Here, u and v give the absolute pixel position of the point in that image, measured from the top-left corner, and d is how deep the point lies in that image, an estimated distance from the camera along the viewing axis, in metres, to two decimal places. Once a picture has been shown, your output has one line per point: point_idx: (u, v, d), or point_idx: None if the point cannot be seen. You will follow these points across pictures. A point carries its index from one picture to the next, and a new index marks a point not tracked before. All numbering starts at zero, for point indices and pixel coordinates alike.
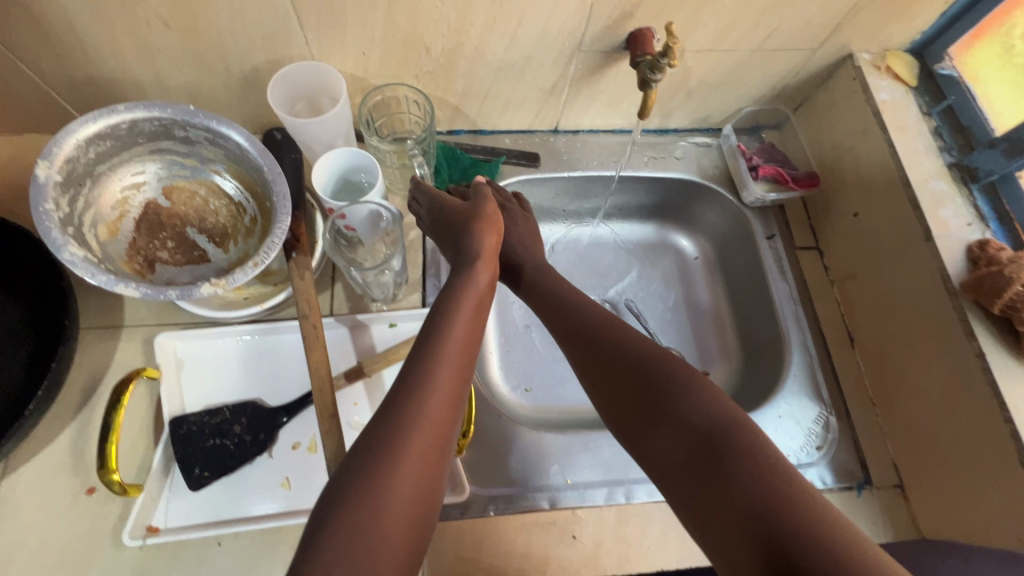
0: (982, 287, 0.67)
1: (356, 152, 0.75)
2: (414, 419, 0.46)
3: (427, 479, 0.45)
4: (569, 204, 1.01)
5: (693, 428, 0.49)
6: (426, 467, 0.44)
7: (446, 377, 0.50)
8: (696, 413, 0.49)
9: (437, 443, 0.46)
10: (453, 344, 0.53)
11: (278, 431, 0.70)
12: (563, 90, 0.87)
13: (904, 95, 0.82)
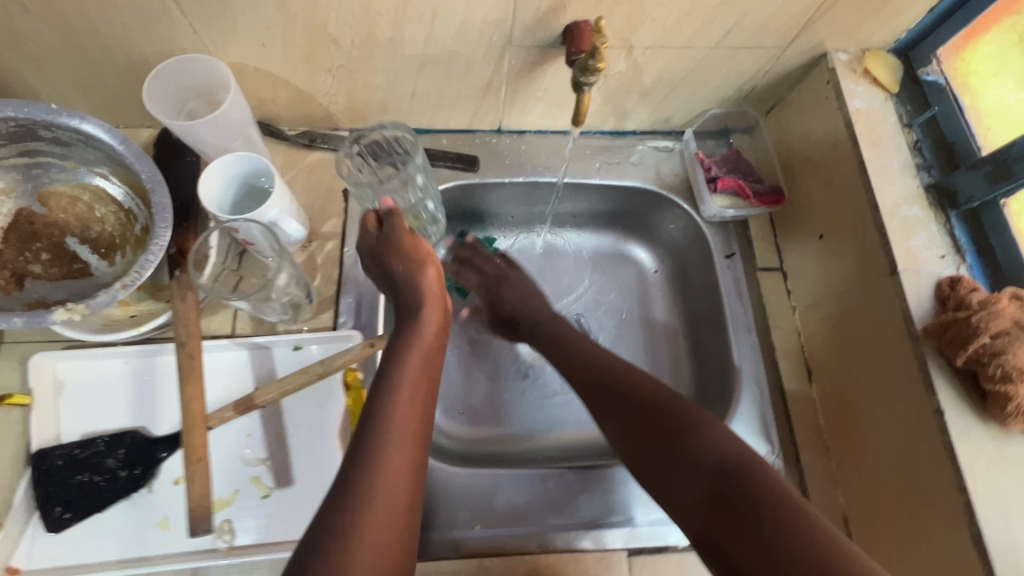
0: (947, 334, 0.58)
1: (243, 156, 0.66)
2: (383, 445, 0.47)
3: (402, 503, 0.45)
4: (516, 211, 0.93)
5: (712, 472, 0.51)
6: (398, 499, 0.45)
7: (409, 401, 0.51)
8: (712, 454, 0.52)
9: (406, 473, 0.46)
10: (414, 366, 0.54)
11: (161, 464, 0.65)
12: (500, 88, 0.77)
13: (882, 103, 0.72)
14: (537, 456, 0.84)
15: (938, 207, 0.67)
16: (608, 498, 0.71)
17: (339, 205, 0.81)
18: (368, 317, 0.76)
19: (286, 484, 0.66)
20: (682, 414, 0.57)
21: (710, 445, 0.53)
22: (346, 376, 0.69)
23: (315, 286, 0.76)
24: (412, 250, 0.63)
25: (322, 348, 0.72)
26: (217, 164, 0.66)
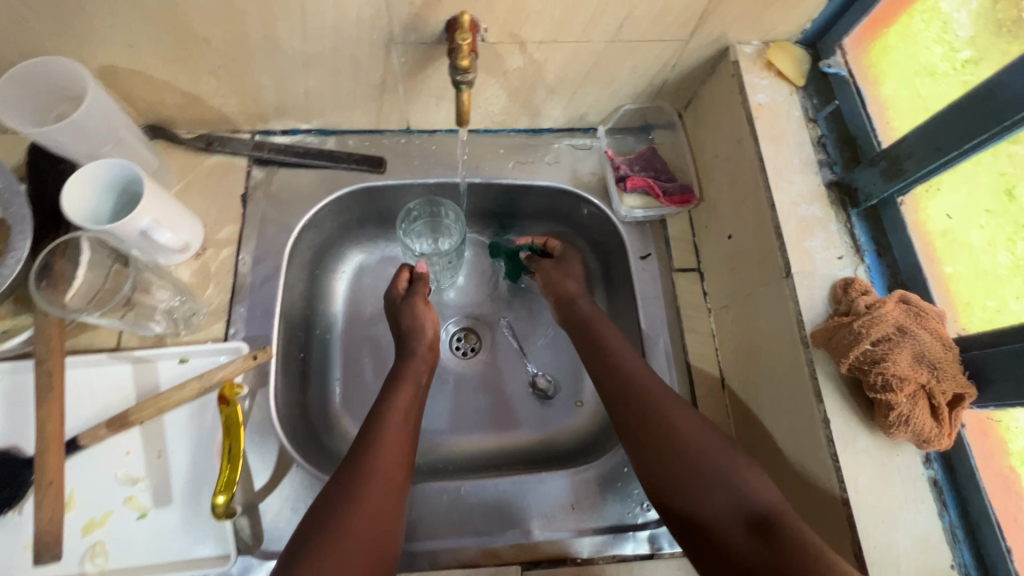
0: (833, 340, 0.55)
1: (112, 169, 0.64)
2: (370, 460, 0.59)
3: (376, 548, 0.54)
4: None
5: (751, 509, 0.54)
6: (380, 514, 0.56)
7: (394, 453, 0.61)
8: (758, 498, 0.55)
9: (391, 489, 0.58)
10: (396, 423, 0.64)
11: (29, 486, 0.62)
12: (397, 87, 0.74)
13: (787, 97, 0.69)
14: (451, 467, 0.79)
15: (838, 205, 0.64)
16: (504, 513, 0.68)
17: (236, 211, 0.78)
18: (261, 326, 0.73)
19: (164, 503, 0.64)
20: (713, 457, 0.58)
21: (757, 489, 0.56)
22: (222, 390, 0.64)
23: (207, 296, 0.73)
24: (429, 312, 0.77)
25: (210, 362, 0.69)
26: (80, 172, 0.62)
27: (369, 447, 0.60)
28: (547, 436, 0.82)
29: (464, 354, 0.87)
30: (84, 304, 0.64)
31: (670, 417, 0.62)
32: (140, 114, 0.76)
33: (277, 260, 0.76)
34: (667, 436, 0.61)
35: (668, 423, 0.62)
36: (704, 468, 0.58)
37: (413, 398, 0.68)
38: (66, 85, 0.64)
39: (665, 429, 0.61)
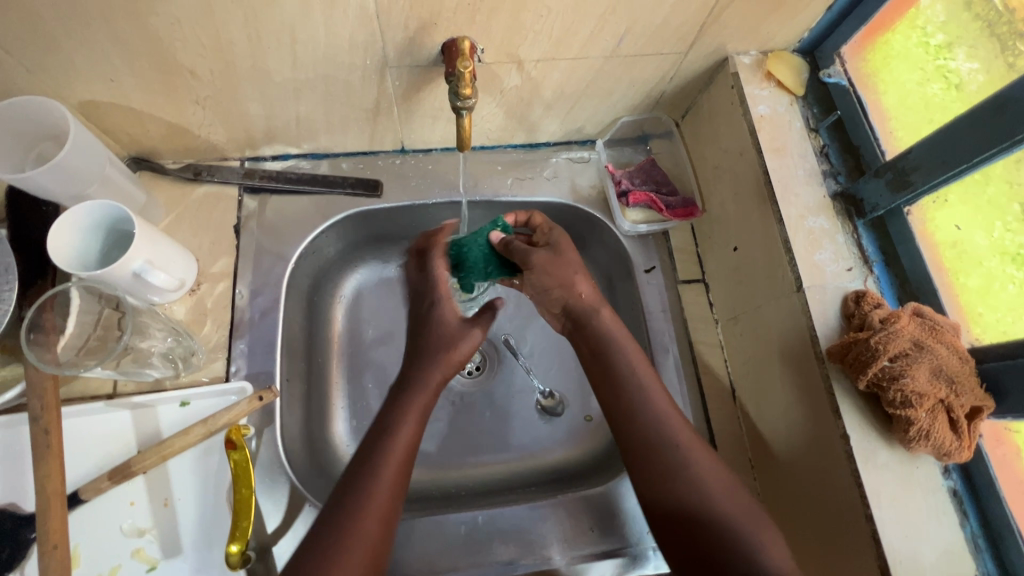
0: (848, 356, 0.55)
1: (98, 208, 0.61)
2: (377, 464, 0.57)
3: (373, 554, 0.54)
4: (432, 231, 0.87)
5: None
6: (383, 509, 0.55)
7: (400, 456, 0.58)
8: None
9: (390, 497, 0.56)
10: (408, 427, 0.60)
11: (31, 546, 0.59)
12: (391, 109, 0.72)
13: (787, 107, 0.69)
14: (467, 492, 0.78)
15: (844, 215, 0.64)
16: (524, 539, 0.67)
17: (229, 242, 0.75)
18: (263, 362, 0.71)
19: (173, 553, 0.62)
20: (733, 529, 0.55)
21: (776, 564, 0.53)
22: (229, 435, 0.62)
23: (205, 333, 0.71)
24: (450, 306, 0.67)
25: (213, 403, 0.67)
26: (60, 219, 0.59)
27: (376, 451, 0.58)
28: (560, 454, 0.82)
29: (469, 373, 0.85)
30: (76, 356, 0.61)
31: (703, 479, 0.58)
32: (123, 147, 0.73)
33: (275, 292, 0.74)
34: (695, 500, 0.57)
35: (699, 487, 0.57)
36: (726, 538, 0.55)
37: (427, 405, 0.63)
38: (45, 124, 0.61)
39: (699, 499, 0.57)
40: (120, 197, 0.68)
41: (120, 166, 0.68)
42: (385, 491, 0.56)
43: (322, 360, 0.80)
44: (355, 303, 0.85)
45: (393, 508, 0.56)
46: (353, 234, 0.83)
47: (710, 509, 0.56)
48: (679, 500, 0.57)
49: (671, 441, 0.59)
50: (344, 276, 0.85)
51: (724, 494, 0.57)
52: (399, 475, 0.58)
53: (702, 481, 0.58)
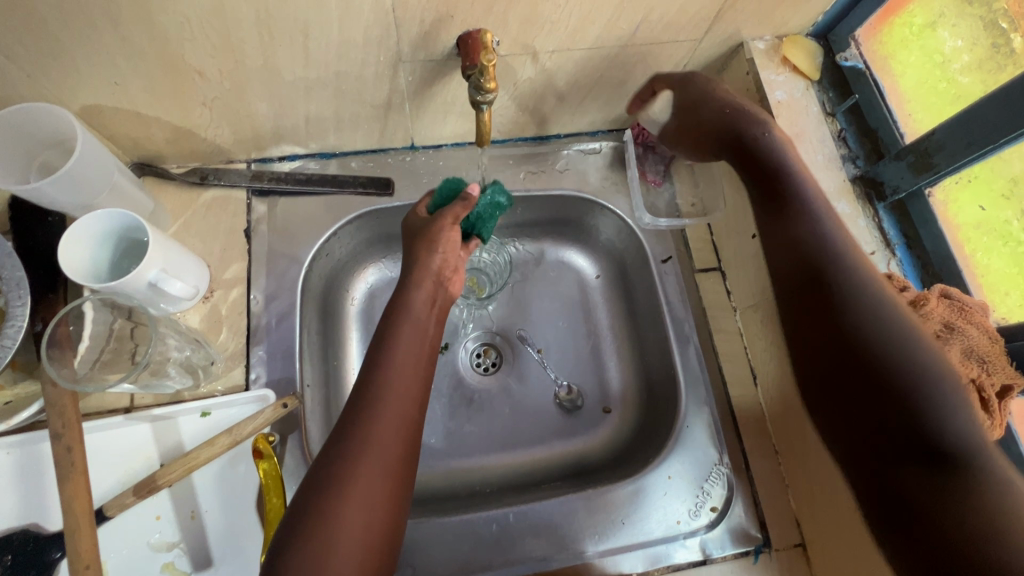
0: None
1: (121, 219, 0.59)
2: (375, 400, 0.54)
3: (387, 488, 0.51)
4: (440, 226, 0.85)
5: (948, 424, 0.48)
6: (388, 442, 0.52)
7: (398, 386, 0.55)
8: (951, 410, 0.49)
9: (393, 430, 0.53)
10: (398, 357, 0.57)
11: (57, 565, 0.58)
12: (403, 105, 0.71)
13: (803, 93, 0.69)
14: (493, 488, 0.77)
15: (864, 199, 0.65)
16: (556, 535, 0.68)
17: (241, 247, 0.74)
18: (283, 368, 0.69)
19: (204, 566, 0.61)
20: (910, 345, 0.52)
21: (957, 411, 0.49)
22: (255, 444, 0.63)
23: (221, 341, 0.69)
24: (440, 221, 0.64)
25: (235, 411, 0.66)
26: (70, 233, 0.57)
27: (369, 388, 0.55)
28: (582, 445, 0.81)
29: (486, 369, 0.85)
30: (91, 370, 0.59)
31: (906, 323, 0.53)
32: (126, 153, 0.71)
33: (291, 296, 0.72)
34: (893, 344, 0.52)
35: (902, 324, 0.53)
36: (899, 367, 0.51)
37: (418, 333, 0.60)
38: (50, 133, 0.60)
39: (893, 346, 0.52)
40: (128, 205, 0.66)
41: (128, 173, 0.66)
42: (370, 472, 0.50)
43: (338, 363, 0.79)
44: (367, 303, 0.84)
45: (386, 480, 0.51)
46: (365, 234, 0.82)
47: (904, 353, 0.51)
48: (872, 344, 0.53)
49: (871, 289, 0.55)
50: (356, 277, 0.84)
51: (925, 341, 0.52)
52: (389, 453, 0.52)
53: (895, 322, 0.53)
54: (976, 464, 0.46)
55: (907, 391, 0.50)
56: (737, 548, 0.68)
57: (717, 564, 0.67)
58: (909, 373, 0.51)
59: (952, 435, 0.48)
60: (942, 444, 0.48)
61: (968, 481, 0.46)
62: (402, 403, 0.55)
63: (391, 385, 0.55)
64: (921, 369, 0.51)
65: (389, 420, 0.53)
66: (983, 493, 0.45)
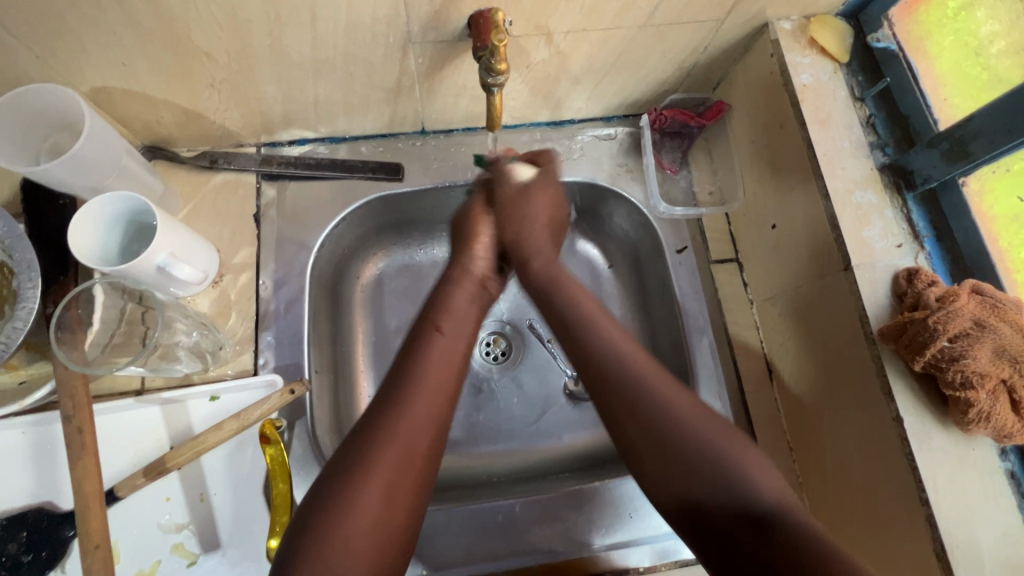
0: (904, 337, 0.53)
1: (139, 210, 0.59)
2: (403, 399, 0.52)
3: (398, 494, 0.47)
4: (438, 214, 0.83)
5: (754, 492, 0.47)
6: (410, 445, 0.49)
7: (425, 392, 0.53)
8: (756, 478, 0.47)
9: (417, 435, 0.50)
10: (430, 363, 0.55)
11: (70, 543, 0.59)
12: (413, 88, 0.69)
13: (831, 76, 0.65)
14: (499, 478, 0.77)
15: (893, 189, 0.61)
16: (562, 526, 0.67)
17: (250, 232, 0.73)
18: (291, 353, 0.69)
19: (212, 548, 0.61)
20: (650, 399, 0.52)
21: (759, 483, 0.47)
22: (263, 430, 0.62)
23: (230, 326, 0.69)
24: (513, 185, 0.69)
25: (243, 396, 0.66)
26: (82, 209, 0.57)
27: (399, 387, 0.53)
28: (589, 437, 0.80)
29: (495, 358, 0.84)
30: (102, 354, 0.59)
31: (665, 403, 0.51)
32: (136, 135, 0.70)
33: (299, 281, 0.72)
34: (651, 423, 0.51)
35: (661, 406, 0.51)
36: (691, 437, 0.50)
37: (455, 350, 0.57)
38: (59, 114, 0.59)
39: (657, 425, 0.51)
40: (137, 188, 0.66)
41: (137, 156, 0.66)
42: (384, 472, 0.47)
43: (346, 349, 0.79)
44: (376, 289, 0.83)
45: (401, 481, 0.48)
46: (374, 219, 0.80)
47: (676, 432, 0.50)
48: (634, 424, 0.51)
49: (628, 365, 0.54)
50: (365, 264, 0.83)
51: (682, 404, 0.51)
52: (410, 454, 0.49)
53: (650, 388, 0.52)
54: (784, 522, 0.44)
55: (684, 454, 0.49)
56: None
57: None
58: (693, 451, 0.49)
59: (758, 502, 0.46)
60: (759, 510, 0.46)
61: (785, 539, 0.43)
62: (431, 400, 0.52)
63: (423, 381, 0.53)
64: (708, 442, 0.49)
65: (414, 420, 0.51)
66: (798, 550, 0.42)
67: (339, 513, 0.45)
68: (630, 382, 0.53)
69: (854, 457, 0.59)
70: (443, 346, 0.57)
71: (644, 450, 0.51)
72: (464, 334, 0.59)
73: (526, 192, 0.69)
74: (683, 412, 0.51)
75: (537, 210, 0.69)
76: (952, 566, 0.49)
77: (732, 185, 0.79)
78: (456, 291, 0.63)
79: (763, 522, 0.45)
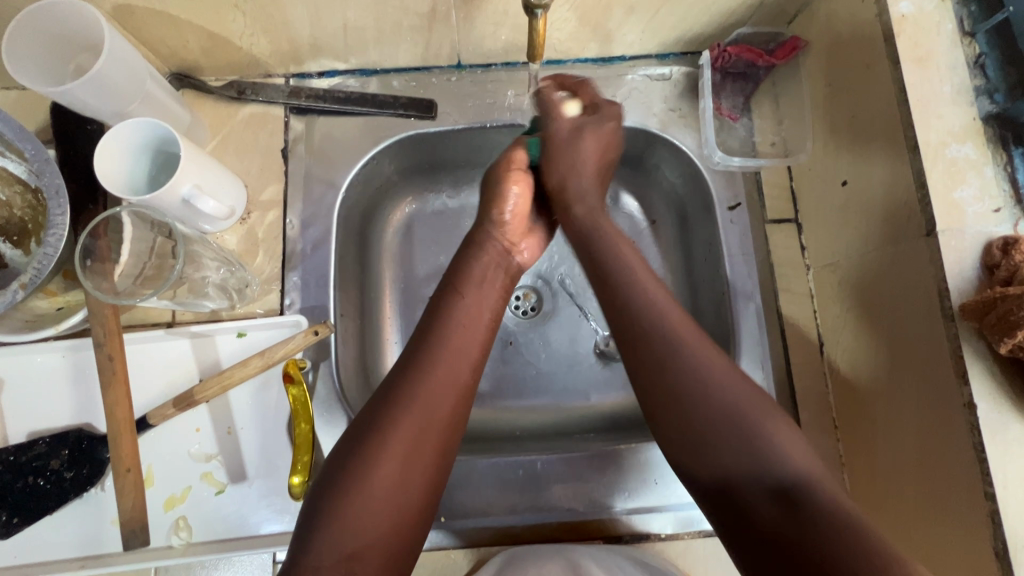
0: (990, 316, 0.46)
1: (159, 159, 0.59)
2: (422, 372, 0.51)
3: (413, 468, 0.48)
4: (463, 159, 0.79)
5: (777, 472, 0.47)
6: (431, 417, 0.49)
7: (443, 369, 0.52)
8: (780, 460, 0.47)
9: (438, 414, 0.50)
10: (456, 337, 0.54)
11: (106, 465, 0.61)
12: (450, 13, 0.63)
13: (938, 4, 0.55)
14: (522, 433, 0.75)
15: (996, 143, 0.53)
16: (583, 487, 0.65)
17: (278, 168, 0.71)
18: (317, 296, 0.68)
19: (239, 479, 0.63)
20: (684, 353, 0.51)
21: (785, 455, 0.47)
22: (287, 369, 0.62)
23: (257, 265, 0.69)
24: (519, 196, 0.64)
25: (268, 335, 0.65)
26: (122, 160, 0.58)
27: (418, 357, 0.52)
28: (619, 400, 0.77)
29: (525, 313, 0.80)
30: (133, 285, 0.59)
31: (707, 371, 0.50)
32: (163, 61, 0.68)
33: (327, 222, 0.70)
34: (686, 396, 0.50)
35: (696, 372, 0.51)
36: (727, 409, 0.49)
37: (480, 307, 0.58)
38: (82, 32, 0.57)
39: (692, 398, 0.50)
40: (163, 116, 0.64)
41: (162, 82, 0.63)
42: (404, 434, 0.48)
43: (374, 295, 0.76)
44: (405, 235, 0.80)
45: (421, 449, 0.48)
46: (405, 161, 0.76)
47: (706, 397, 0.50)
48: (681, 391, 0.50)
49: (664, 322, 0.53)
50: (393, 208, 0.79)
51: (723, 377, 0.50)
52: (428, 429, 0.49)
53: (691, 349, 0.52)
54: (807, 496, 0.45)
55: (709, 417, 0.49)
56: None
57: None
58: (716, 412, 0.49)
59: (780, 471, 0.47)
60: (776, 479, 0.46)
61: (813, 510, 0.44)
62: (456, 363, 0.53)
63: (442, 350, 0.53)
64: (734, 414, 0.49)
65: (431, 391, 0.50)
66: (819, 522, 0.43)
67: (366, 477, 0.46)
68: (662, 346, 0.52)
69: (913, 444, 0.54)
70: (466, 313, 0.56)
71: (671, 409, 0.51)
72: (491, 298, 0.59)
73: (564, 172, 0.64)
74: (720, 377, 0.50)
75: (585, 148, 0.64)
76: (1012, 569, 0.44)
77: (798, 136, 0.71)
78: (480, 255, 0.62)
79: (783, 492, 0.46)
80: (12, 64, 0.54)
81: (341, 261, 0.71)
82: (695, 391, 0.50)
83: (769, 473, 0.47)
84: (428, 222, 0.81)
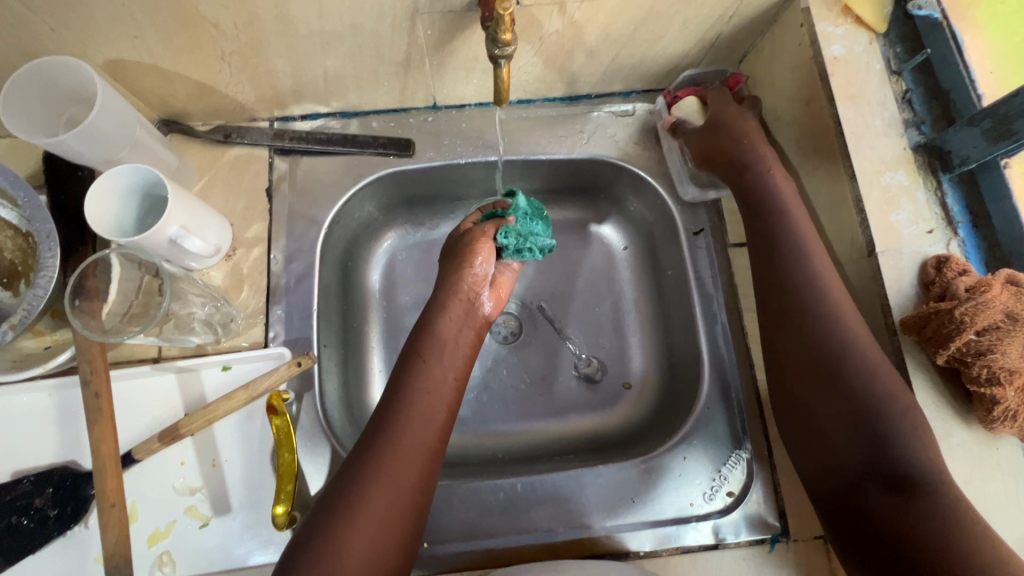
0: (927, 330, 0.50)
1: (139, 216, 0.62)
2: (391, 443, 0.54)
3: (383, 534, 0.50)
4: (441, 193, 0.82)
5: (899, 469, 0.48)
6: (400, 491, 0.52)
7: (409, 442, 0.55)
8: (906, 456, 0.48)
9: (411, 479, 0.53)
10: (416, 410, 0.57)
11: (90, 502, 0.61)
12: (424, 61, 0.68)
13: (865, 48, 0.61)
14: (505, 456, 0.76)
15: (927, 170, 0.58)
16: (564, 508, 0.67)
17: (262, 208, 0.74)
18: (301, 328, 0.70)
19: (224, 511, 0.64)
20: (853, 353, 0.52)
21: (907, 450, 0.48)
22: (270, 401, 0.64)
23: (242, 299, 0.71)
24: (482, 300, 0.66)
25: (253, 367, 0.67)
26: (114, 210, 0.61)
27: (384, 432, 0.55)
28: (599, 420, 0.78)
29: (504, 338, 0.82)
30: (120, 322, 0.61)
31: (868, 360, 0.51)
32: (152, 109, 0.71)
33: (310, 257, 0.73)
34: (849, 378, 0.52)
35: (847, 354, 0.52)
36: (880, 404, 0.50)
37: (444, 366, 0.61)
38: (75, 87, 0.61)
39: (833, 399, 0.52)
40: (152, 161, 0.67)
41: (151, 129, 0.67)
42: (376, 504, 0.51)
43: (357, 325, 0.78)
44: (387, 267, 0.83)
45: (393, 514, 0.51)
46: (387, 196, 0.80)
47: (854, 382, 0.51)
48: (827, 382, 0.53)
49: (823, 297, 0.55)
50: (375, 242, 0.83)
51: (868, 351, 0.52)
52: (396, 504, 0.52)
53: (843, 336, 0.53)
54: (931, 494, 0.46)
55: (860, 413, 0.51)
56: (753, 535, 0.65)
57: (731, 551, 0.64)
58: (871, 395, 0.51)
59: (907, 466, 0.48)
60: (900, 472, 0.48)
61: (925, 501, 0.46)
62: (423, 430, 0.56)
63: (410, 415, 0.56)
64: (885, 412, 0.50)
65: (394, 459, 0.53)
66: (921, 523, 0.45)
67: (339, 539, 0.49)
68: (822, 345, 0.53)
69: None
70: (425, 375, 0.59)
71: (828, 402, 0.52)
72: (454, 362, 0.62)
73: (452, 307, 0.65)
74: (876, 388, 0.50)
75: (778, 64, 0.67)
76: None
77: None
78: (445, 313, 0.64)
79: (901, 488, 0.47)
80: (7, 116, 0.57)
81: (325, 296, 0.74)
82: (851, 381, 0.51)
83: (877, 469, 0.49)
84: (409, 256, 0.84)
